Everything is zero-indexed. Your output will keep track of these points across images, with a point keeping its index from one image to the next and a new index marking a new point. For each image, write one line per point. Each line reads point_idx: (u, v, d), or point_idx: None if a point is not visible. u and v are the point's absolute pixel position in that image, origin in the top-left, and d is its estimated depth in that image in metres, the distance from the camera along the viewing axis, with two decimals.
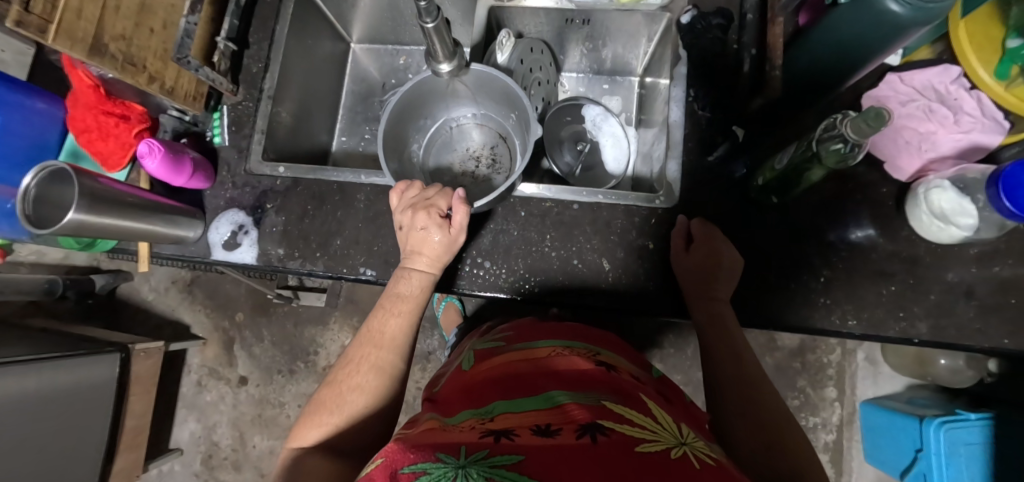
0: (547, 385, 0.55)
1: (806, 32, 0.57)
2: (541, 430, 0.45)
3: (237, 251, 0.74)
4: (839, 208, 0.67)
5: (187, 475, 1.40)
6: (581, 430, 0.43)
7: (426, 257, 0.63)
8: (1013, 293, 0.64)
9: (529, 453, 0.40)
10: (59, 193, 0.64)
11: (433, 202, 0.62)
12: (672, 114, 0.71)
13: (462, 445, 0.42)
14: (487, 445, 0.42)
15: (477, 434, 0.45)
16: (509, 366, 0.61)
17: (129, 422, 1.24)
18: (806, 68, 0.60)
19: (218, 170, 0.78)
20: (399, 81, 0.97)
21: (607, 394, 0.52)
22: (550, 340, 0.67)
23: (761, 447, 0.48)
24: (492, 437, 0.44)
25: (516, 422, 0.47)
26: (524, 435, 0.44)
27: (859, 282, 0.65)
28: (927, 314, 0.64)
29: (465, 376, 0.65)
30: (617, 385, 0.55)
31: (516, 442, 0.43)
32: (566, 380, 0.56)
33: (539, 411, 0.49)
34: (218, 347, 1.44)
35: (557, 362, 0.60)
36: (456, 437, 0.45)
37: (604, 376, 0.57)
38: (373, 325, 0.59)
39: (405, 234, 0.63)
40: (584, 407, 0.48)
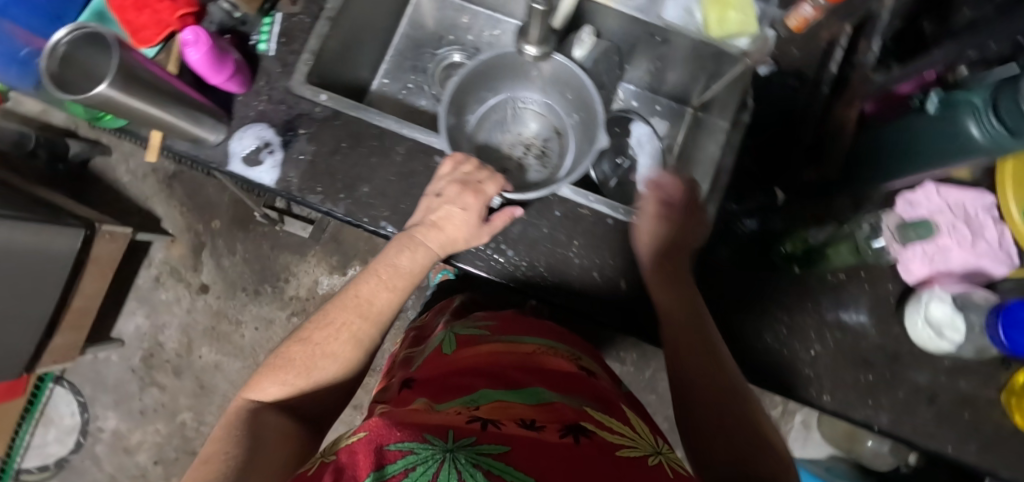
0: (530, 386, 0.59)
1: (881, 125, 0.60)
2: (527, 424, 0.48)
3: (257, 168, 0.71)
4: (845, 290, 0.71)
5: (122, 368, 1.36)
6: (564, 430, 0.48)
7: (444, 234, 0.61)
8: (969, 407, 0.69)
9: (515, 445, 0.43)
10: (87, 58, 0.60)
11: (484, 188, 0.61)
12: (724, 158, 0.71)
13: (450, 430, 0.44)
14: (475, 431, 0.44)
15: (465, 419, 0.47)
16: (496, 357, 0.68)
17: (77, 302, 1.18)
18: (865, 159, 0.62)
19: (256, 78, 0.73)
20: (457, 39, 0.93)
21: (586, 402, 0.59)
22: (536, 339, 0.76)
23: (715, 427, 0.54)
24: (480, 425, 0.46)
25: (503, 414, 0.50)
26: (510, 426, 0.47)
27: (843, 362, 0.69)
28: (891, 406, 0.69)
29: (452, 359, 0.71)
30: (593, 399, 0.61)
31: (503, 430, 0.46)
32: (549, 380, 0.63)
33: (525, 407, 0.53)
34: (186, 249, 1.39)
35: (544, 360, 0.70)
36: (443, 421, 0.47)
37: (580, 382, 0.67)
38: (358, 290, 0.59)
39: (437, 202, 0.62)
40: (563, 412, 0.53)
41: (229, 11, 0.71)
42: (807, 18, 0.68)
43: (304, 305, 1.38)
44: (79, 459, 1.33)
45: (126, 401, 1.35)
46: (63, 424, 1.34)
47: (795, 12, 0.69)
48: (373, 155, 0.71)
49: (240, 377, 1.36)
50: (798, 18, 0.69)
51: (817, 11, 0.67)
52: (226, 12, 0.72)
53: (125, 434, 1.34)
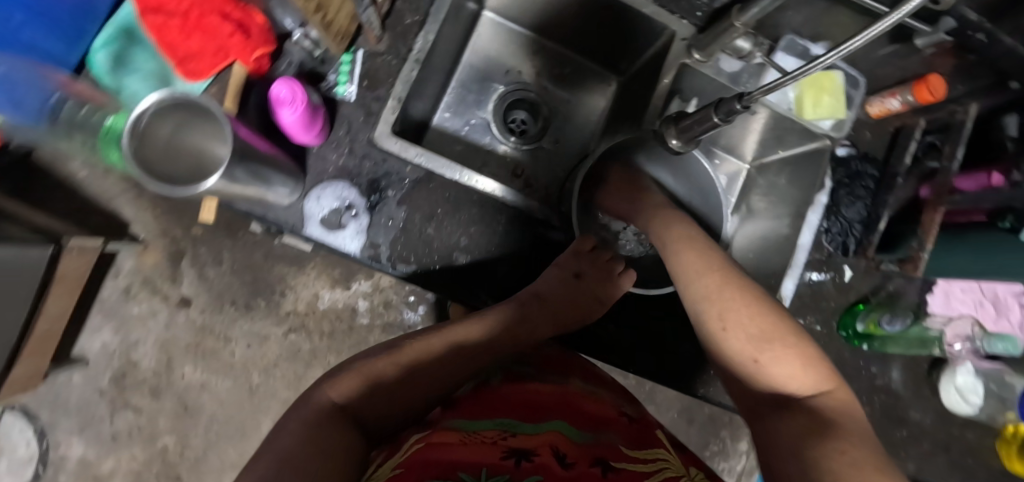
0: (562, 415, 0.52)
1: (963, 234, 0.66)
2: (560, 459, 0.44)
3: (340, 234, 0.64)
4: (891, 357, 0.78)
5: (87, 390, 1.20)
6: (593, 462, 0.45)
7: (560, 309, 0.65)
8: (975, 456, 0.80)
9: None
10: (157, 127, 0.48)
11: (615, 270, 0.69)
12: (803, 238, 0.75)
13: (482, 466, 0.41)
14: (508, 468, 0.41)
15: (497, 450, 0.44)
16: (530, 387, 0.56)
17: (41, 327, 1.02)
18: (947, 269, 0.67)
19: (335, 127, 0.65)
20: (523, 73, 0.88)
21: (620, 436, 0.52)
22: (593, 385, 0.62)
23: (802, 441, 0.37)
24: (511, 459, 0.43)
25: (531, 442, 0.46)
26: (544, 458, 0.44)
27: (884, 422, 0.78)
28: (916, 456, 0.79)
29: (485, 388, 0.56)
30: (628, 432, 0.54)
31: (535, 463, 0.43)
32: (578, 409, 0.54)
33: (557, 434, 0.48)
34: (161, 257, 1.23)
35: (585, 403, 0.56)
36: (471, 452, 0.43)
37: (618, 424, 0.55)
38: (464, 337, 0.59)
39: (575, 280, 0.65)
40: (595, 446, 0.48)
41: (310, 50, 0.63)
42: (891, 111, 0.74)
43: (303, 320, 1.28)
44: None
45: (94, 426, 1.20)
46: (17, 454, 1.18)
47: (880, 103, 0.75)
48: (474, 223, 0.67)
49: (230, 397, 1.26)
50: (882, 108, 0.75)
51: (903, 107, 0.73)
52: (306, 51, 0.64)
53: (95, 462, 1.21)
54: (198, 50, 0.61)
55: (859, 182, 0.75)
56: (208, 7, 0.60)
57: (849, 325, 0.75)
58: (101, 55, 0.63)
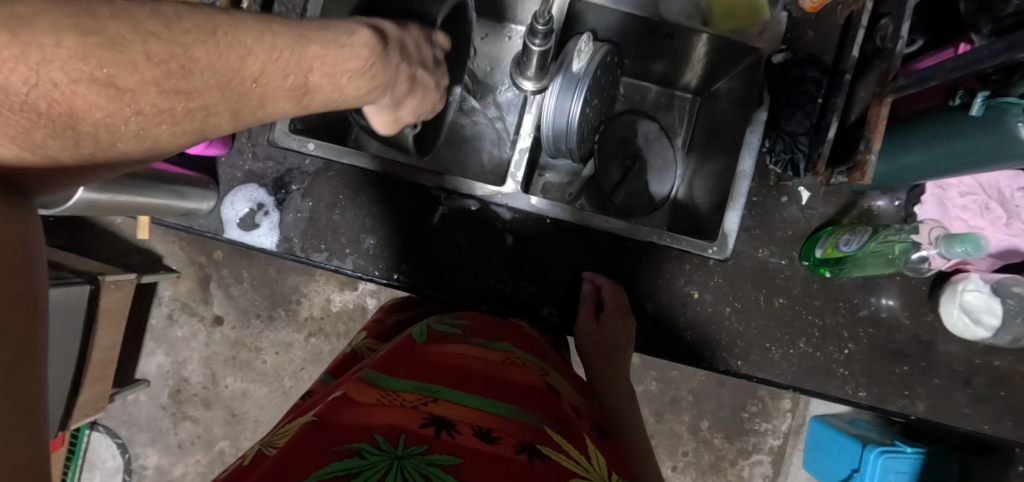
0: (494, 389, 0.45)
1: (913, 125, 0.56)
2: (481, 433, 0.38)
3: (255, 233, 0.68)
4: (876, 282, 0.68)
5: (153, 406, 1.38)
6: (520, 446, 0.37)
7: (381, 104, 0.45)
8: (1004, 386, 0.68)
9: (469, 459, 0.35)
10: None
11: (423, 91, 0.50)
12: (743, 163, 0.67)
13: (400, 431, 0.36)
14: (427, 437, 0.36)
15: (415, 413, 0.39)
16: (457, 355, 0.49)
17: (98, 355, 1.18)
18: (905, 168, 0.57)
19: (237, 136, 0.69)
20: None
21: (547, 413, 0.44)
22: (512, 347, 0.55)
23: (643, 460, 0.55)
24: (432, 427, 0.37)
25: (456, 413, 0.40)
26: (464, 434, 0.37)
27: (877, 358, 0.68)
28: (927, 395, 0.68)
29: (408, 349, 0.49)
30: (561, 411, 0.46)
31: (455, 440, 0.36)
32: (508, 382, 0.47)
33: (488, 411, 0.41)
34: (192, 283, 1.36)
35: (512, 372, 0.49)
36: (389, 416, 0.38)
37: (542, 395, 0.47)
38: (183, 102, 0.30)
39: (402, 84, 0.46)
40: (525, 424, 0.41)
41: None
42: None
43: (320, 324, 1.37)
44: None
45: (162, 437, 1.38)
46: (108, 466, 1.37)
47: None
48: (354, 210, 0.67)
49: (269, 401, 1.38)
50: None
51: None
52: None
53: (168, 468, 1.38)
54: None
55: (797, 88, 0.66)
56: None
57: (810, 252, 0.66)
58: None
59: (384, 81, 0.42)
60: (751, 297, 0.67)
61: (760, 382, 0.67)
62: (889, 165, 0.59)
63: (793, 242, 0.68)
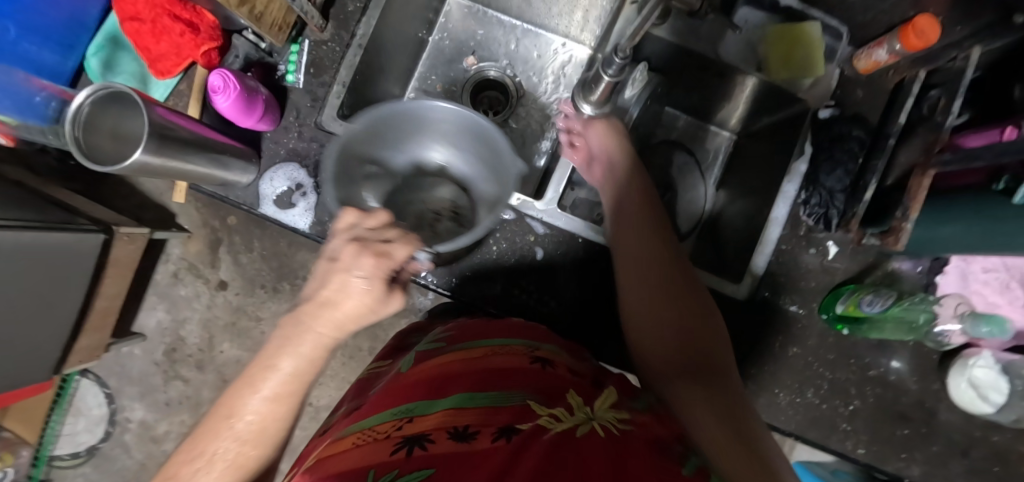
0: (468, 386, 0.42)
1: (953, 199, 0.57)
2: (457, 432, 0.36)
3: (290, 212, 0.68)
4: (888, 343, 0.69)
5: (146, 361, 1.38)
6: (497, 432, 0.35)
7: (337, 312, 0.41)
8: (999, 462, 0.69)
9: (440, 467, 0.32)
10: (106, 119, 0.57)
11: (391, 252, 0.42)
12: (776, 210, 0.68)
13: (369, 469, 0.33)
14: (399, 463, 0.33)
15: (388, 444, 0.36)
16: (444, 366, 0.45)
17: (101, 304, 1.17)
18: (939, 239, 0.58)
19: (285, 113, 0.69)
20: (488, 53, 0.87)
21: (524, 387, 0.42)
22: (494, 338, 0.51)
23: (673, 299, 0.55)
24: (404, 449, 0.34)
25: (428, 423, 0.37)
26: (439, 441, 0.35)
27: (881, 418, 0.69)
28: (925, 460, 0.69)
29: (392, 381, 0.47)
30: (537, 376, 0.44)
31: (430, 452, 0.34)
32: (485, 372, 0.44)
33: (462, 405, 0.39)
34: (202, 244, 1.36)
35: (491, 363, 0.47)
36: (362, 457, 0.35)
37: (523, 372, 0.44)
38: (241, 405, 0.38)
39: (333, 270, 0.41)
40: (500, 408, 0.39)
41: (255, 42, 0.69)
42: (880, 63, 0.65)
43: None
44: (110, 447, 1.38)
45: (151, 393, 1.38)
46: (93, 414, 1.38)
47: (867, 54, 0.66)
48: (415, 230, 0.67)
49: None
50: (869, 61, 0.66)
51: (892, 57, 0.63)
52: (253, 43, 0.69)
53: (153, 424, 1.38)
54: (165, 52, 0.70)
55: (841, 144, 0.67)
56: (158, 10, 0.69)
57: (830, 306, 0.68)
58: (94, 61, 0.73)
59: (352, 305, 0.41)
60: (767, 342, 0.69)
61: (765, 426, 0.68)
62: (924, 233, 0.61)
63: (814, 294, 0.69)
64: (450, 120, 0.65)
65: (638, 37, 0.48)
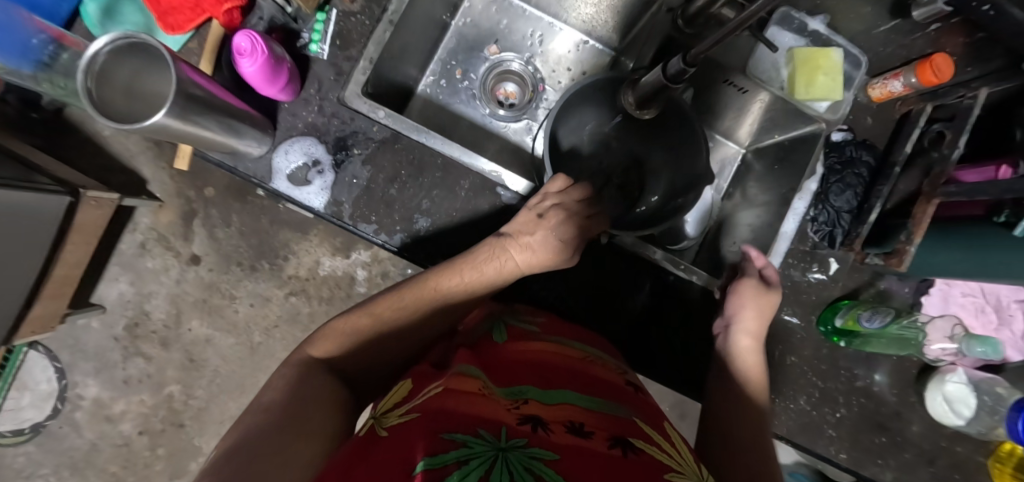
0: (577, 387, 0.46)
1: (955, 227, 0.61)
2: (574, 428, 0.38)
3: (304, 189, 0.65)
4: (874, 357, 0.74)
5: (104, 336, 1.29)
6: (612, 440, 0.38)
7: (536, 257, 0.56)
8: (960, 471, 0.75)
9: (567, 453, 0.34)
10: (117, 69, 0.51)
11: (588, 227, 0.58)
12: (787, 225, 0.71)
13: (501, 425, 0.36)
14: (525, 433, 0.36)
15: (511, 414, 0.38)
16: (547, 358, 0.50)
17: (60, 271, 1.08)
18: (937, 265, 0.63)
19: (305, 85, 0.66)
20: (509, 44, 0.87)
21: (629, 409, 0.46)
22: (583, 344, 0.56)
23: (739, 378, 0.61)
24: (528, 424, 0.37)
25: (546, 411, 0.40)
26: (558, 430, 0.38)
27: (862, 427, 0.74)
28: (897, 467, 0.74)
29: (493, 350, 0.51)
30: (636, 403, 0.48)
31: (553, 437, 0.36)
32: (584, 379, 0.48)
33: (575, 405, 0.42)
34: (174, 215, 1.28)
35: (591, 368, 0.51)
36: (485, 409, 0.38)
37: (619, 390, 0.49)
38: (441, 284, 0.55)
39: (537, 223, 0.56)
40: (610, 417, 0.42)
41: (281, 6, 0.66)
42: (894, 93, 0.69)
43: (304, 285, 1.32)
44: (57, 425, 1.28)
45: (108, 369, 1.29)
46: (40, 389, 1.28)
47: (882, 84, 0.70)
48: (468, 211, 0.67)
49: (233, 353, 1.32)
50: (884, 90, 0.70)
51: (906, 89, 0.67)
52: (279, 6, 0.66)
53: (108, 403, 1.29)
54: (179, 5, 0.66)
55: (851, 169, 0.71)
56: None
57: (828, 320, 0.71)
58: (92, 7, 0.67)
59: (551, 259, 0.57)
60: (767, 350, 0.72)
61: None
62: (922, 257, 0.65)
63: (813, 307, 0.73)
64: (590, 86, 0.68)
65: (701, 55, 0.45)
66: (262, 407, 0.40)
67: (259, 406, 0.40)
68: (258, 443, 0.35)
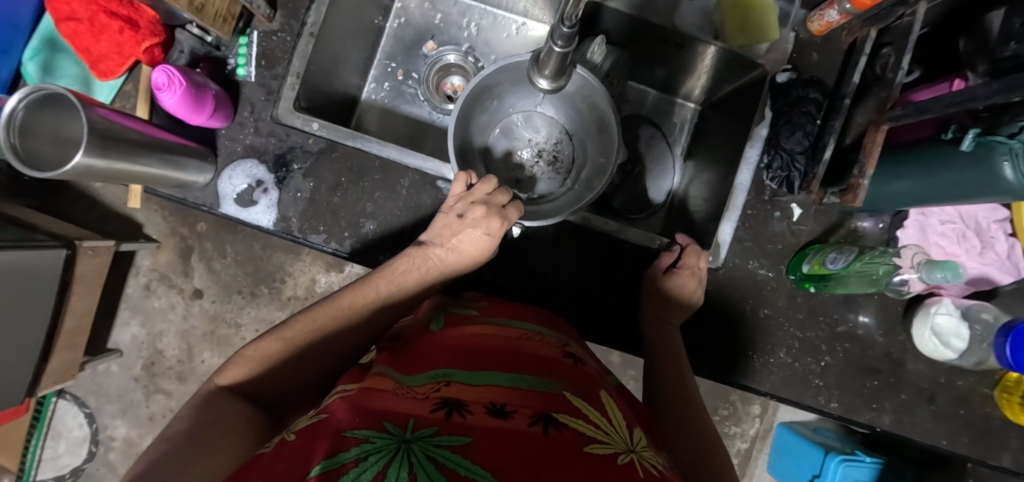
0: (507, 367, 0.47)
1: (906, 154, 0.58)
2: (494, 410, 0.40)
3: (252, 209, 0.67)
4: (855, 298, 0.71)
5: (125, 377, 1.35)
6: (534, 419, 0.40)
7: (457, 256, 0.61)
8: (964, 405, 0.72)
9: (479, 437, 0.35)
10: (43, 121, 0.54)
11: (508, 215, 0.62)
12: (741, 176, 0.69)
13: (411, 416, 0.37)
14: (438, 420, 0.37)
15: (429, 402, 0.40)
16: (480, 340, 0.52)
17: (70, 322, 1.14)
18: (895, 195, 0.60)
19: (239, 109, 0.68)
20: (447, 37, 0.86)
21: (564, 383, 0.47)
22: (524, 322, 0.59)
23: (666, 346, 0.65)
24: (443, 410, 0.39)
25: (468, 394, 0.42)
26: (477, 413, 0.39)
27: (851, 372, 0.71)
28: (894, 409, 0.71)
29: (428, 340, 0.53)
30: (572, 378, 0.49)
31: (468, 421, 0.37)
32: (518, 358, 0.49)
33: (498, 386, 0.44)
34: (173, 254, 1.33)
35: (526, 345, 0.53)
36: (405, 405, 0.39)
37: (556, 366, 0.50)
38: (353, 302, 0.56)
39: (459, 223, 0.61)
40: (538, 395, 0.43)
41: (200, 36, 0.67)
42: (833, 24, 0.66)
43: (304, 304, 1.35)
44: (94, 467, 1.35)
45: (133, 409, 1.35)
46: (73, 435, 1.35)
47: (820, 16, 0.67)
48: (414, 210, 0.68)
49: None
50: (822, 23, 0.67)
51: (844, 17, 0.64)
52: (198, 37, 0.68)
53: (137, 441, 1.35)
54: (107, 51, 0.68)
55: (799, 108, 0.68)
56: (95, 8, 0.67)
57: (797, 267, 0.69)
58: (32, 66, 0.71)
59: (475, 255, 0.62)
60: (737, 307, 0.70)
61: (741, 388, 0.70)
62: (878, 190, 0.62)
63: (780, 256, 0.71)
64: (503, 72, 0.66)
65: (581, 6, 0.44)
66: (173, 435, 0.42)
67: (170, 433, 0.42)
68: (166, 465, 0.38)
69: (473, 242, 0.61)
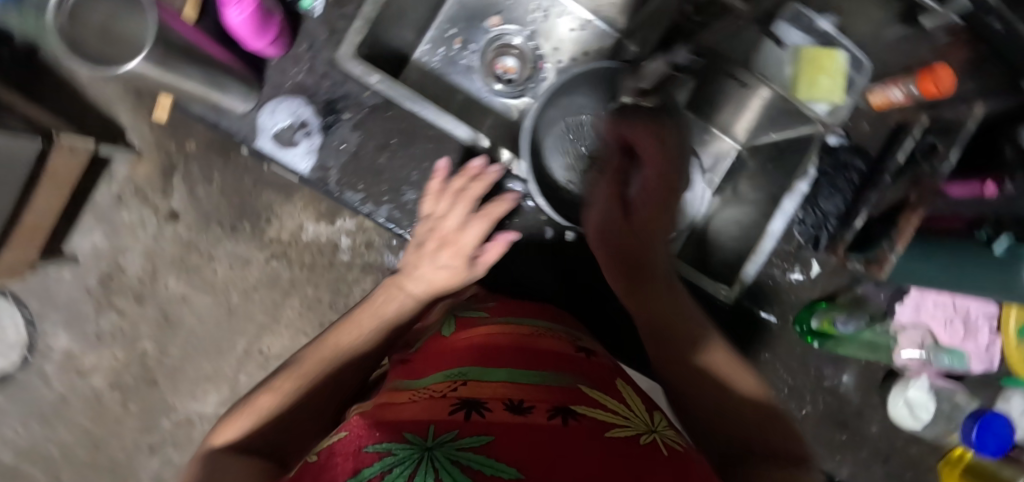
0: (520, 363, 0.48)
1: (932, 241, 0.62)
2: (512, 405, 0.40)
3: (291, 151, 0.63)
4: (844, 358, 0.76)
5: (76, 287, 1.26)
6: (553, 411, 0.40)
7: (439, 275, 0.60)
8: (912, 470, 0.79)
9: (500, 432, 0.35)
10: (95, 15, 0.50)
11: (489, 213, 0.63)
12: (774, 224, 0.71)
13: (430, 422, 0.37)
14: (458, 422, 0.37)
15: (447, 404, 0.40)
16: (489, 338, 0.53)
17: (30, 219, 1.05)
18: (912, 276, 0.64)
19: (296, 42, 0.64)
20: (512, 15, 0.84)
21: (577, 376, 0.48)
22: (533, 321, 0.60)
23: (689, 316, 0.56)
24: (464, 411, 0.39)
25: (485, 391, 0.42)
26: (495, 409, 0.39)
27: (825, 424, 0.76)
28: (853, 463, 0.77)
29: (438, 347, 0.54)
30: (586, 373, 0.50)
31: (488, 419, 0.37)
32: (529, 354, 0.50)
33: (511, 382, 0.44)
34: (153, 168, 1.24)
35: (539, 343, 0.53)
36: (422, 411, 0.39)
37: (568, 361, 0.51)
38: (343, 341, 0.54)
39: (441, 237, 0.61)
40: (554, 390, 0.44)
41: None
42: (892, 102, 0.69)
43: (285, 249, 1.29)
44: (25, 375, 1.27)
45: (80, 322, 1.27)
46: (8, 338, 1.25)
47: (883, 91, 0.69)
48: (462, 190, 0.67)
49: (210, 313, 1.30)
50: (884, 98, 0.69)
51: (906, 99, 0.67)
52: None
53: (78, 355, 1.28)
54: None
55: (842, 174, 0.72)
56: None
57: (805, 320, 0.74)
58: None
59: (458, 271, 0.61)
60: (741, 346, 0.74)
61: None
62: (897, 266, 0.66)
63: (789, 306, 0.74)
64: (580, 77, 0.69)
65: None
66: None
67: None
68: None
69: (449, 255, 0.61)
